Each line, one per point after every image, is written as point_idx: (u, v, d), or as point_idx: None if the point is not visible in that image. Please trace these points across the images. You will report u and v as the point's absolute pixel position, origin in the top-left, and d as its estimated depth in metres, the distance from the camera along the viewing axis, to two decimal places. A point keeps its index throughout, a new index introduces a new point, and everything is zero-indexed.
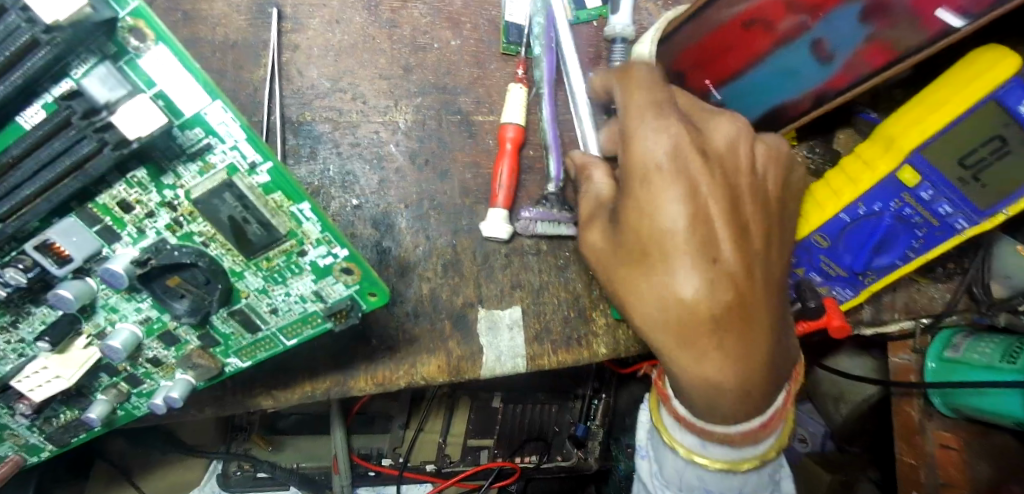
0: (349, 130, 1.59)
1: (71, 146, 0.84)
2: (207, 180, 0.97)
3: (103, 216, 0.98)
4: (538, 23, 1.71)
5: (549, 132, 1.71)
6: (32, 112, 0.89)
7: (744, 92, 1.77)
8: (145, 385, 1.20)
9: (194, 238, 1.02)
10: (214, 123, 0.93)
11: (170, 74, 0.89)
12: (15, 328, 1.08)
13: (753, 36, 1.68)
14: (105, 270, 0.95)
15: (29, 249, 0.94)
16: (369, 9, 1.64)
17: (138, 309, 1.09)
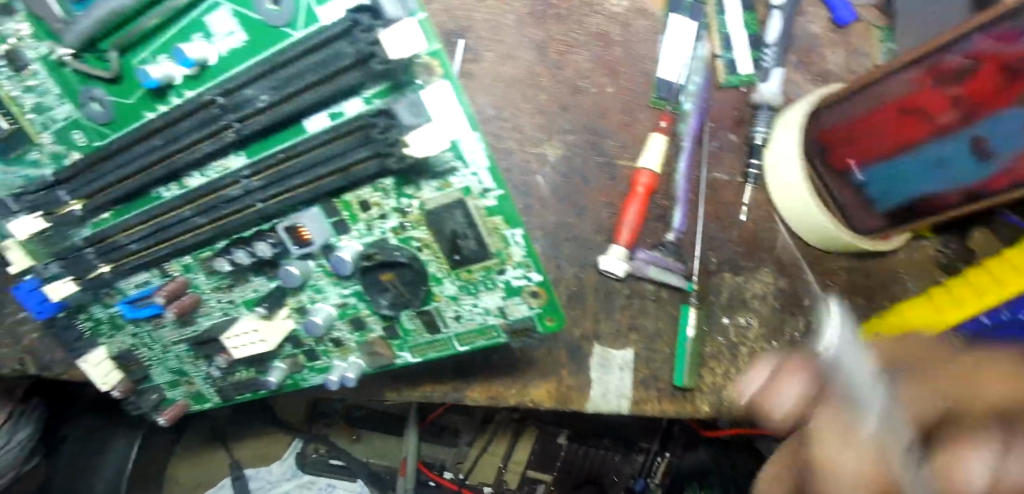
0: (503, 156, 1.72)
1: (347, 152, 1.03)
2: (442, 196, 1.07)
3: (343, 210, 1.14)
4: (691, 83, 1.79)
5: (681, 186, 1.79)
6: (318, 118, 1.08)
7: (885, 177, 1.69)
8: (320, 360, 1.37)
9: (412, 242, 1.15)
10: (465, 147, 1.03)
11: (449, 105, 1.00)
12: (231, 291, 1.30)
13: (908, 123, 1.57)
14: (336, 258, 1.14)
15: (281, 227, 1.15)
16: (539, 49, 1.75)
17: (339, 294, 1.26)
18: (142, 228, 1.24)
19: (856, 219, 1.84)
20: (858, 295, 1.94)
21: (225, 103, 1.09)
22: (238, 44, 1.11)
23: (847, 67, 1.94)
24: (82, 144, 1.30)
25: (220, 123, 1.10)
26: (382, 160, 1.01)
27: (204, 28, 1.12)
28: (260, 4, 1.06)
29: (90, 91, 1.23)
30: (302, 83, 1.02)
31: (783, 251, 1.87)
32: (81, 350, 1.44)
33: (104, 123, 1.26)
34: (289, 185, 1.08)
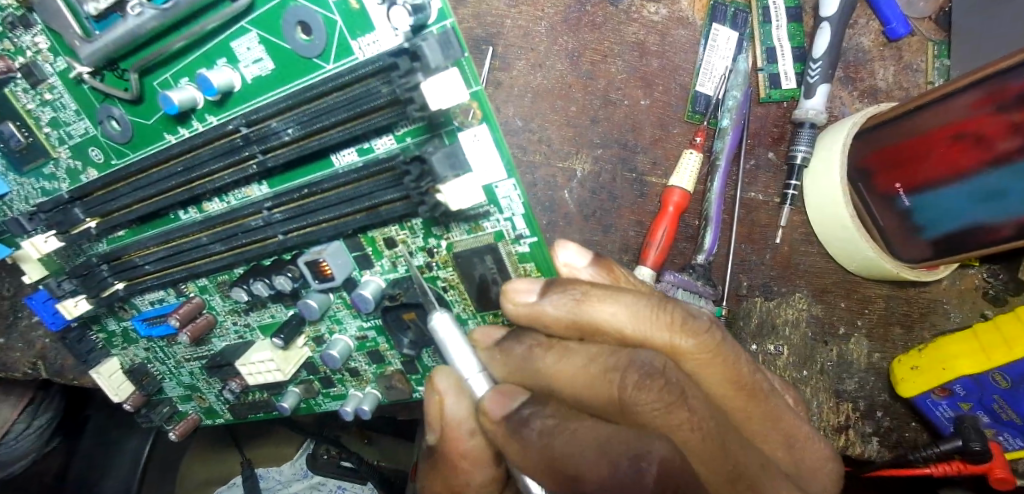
0: (528, 169, 1.67)
1: (376, 192, 1.04)
2: (473, 240, 1.14)
3: (367, 245, 1.20)
4: (732, 97, 1.67)
5: (714, 206, 1.66)
6: (346, 153, 1.12)
7: (936, 203, 1.58)
8: (335, 388, 1.48)
9: (438, 281, 1.22)
10: (500, 194, 1.08)
11: (486, 153, 1.05)
12: (247, 316, 1.37)
13: (957, 150, 1.48)
14: (358, 295, 1.17)
15: (303, 263, 1.16)
16: (572, 58, 1.67)
17: (359, 328, 1.32)
18: (161, 249, 1.27)
19: (896, 246, 1.74)
20: (895, 325, 1.85)
21: (250, 133, 1.09)
22: (264, 73, 1.12)
23: (894, 86, 1.86)
24: (98, 161, 1.32)
25: (244, 154, 1.11)
26: (415, 204, 1.01)
27: (228, 53, 1.12)
28: (291, 34, 1.05)
29: (108, 109, 1.22)
30: (333, 119, 1.01)
31: (816, 276, 1.81)
32: (95, 361, 1.49)
33: (122, 143, 1.26)
34: (313, 220, 1.11)
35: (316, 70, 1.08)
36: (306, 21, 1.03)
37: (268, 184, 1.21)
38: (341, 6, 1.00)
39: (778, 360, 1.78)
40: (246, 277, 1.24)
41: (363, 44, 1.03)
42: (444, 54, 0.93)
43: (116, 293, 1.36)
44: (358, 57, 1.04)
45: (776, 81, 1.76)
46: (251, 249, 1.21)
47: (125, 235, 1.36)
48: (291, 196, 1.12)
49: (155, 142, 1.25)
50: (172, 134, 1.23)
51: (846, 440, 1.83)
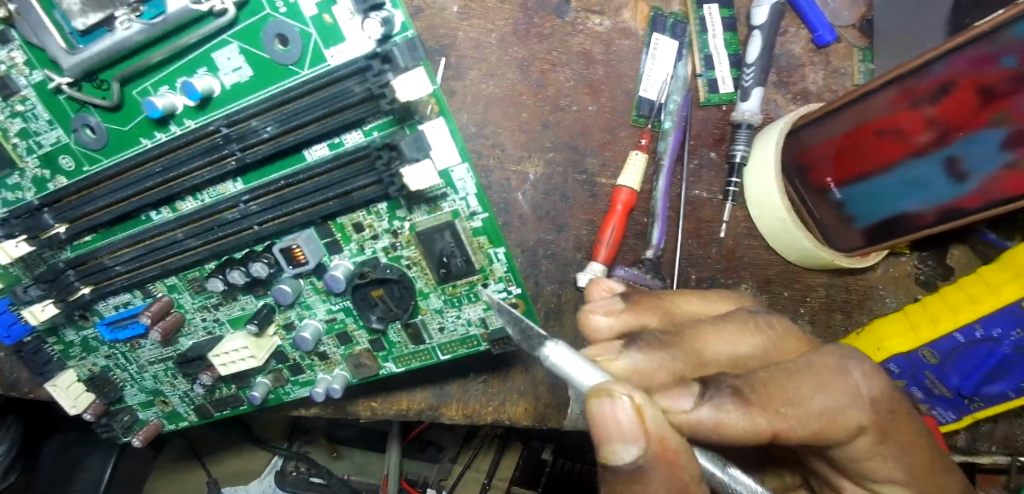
0: (483, 173, 1.75)
1: (349, 179, 1.10)
2: (433, 218, 1.18)
3: (336, 232, 1.22)
4: (672, 102, 1.79)
5: (660, 202, 1.77)
6: (318, 148, 1.15)
7: (866, 195, 1.70)
8: (304, 374, 1.44)
9: (402, 260, 1.25)
10: (456, 177, 1.16)
11: (443, 141, 1.12)
12: (216, 310, 1.35)
13: (889, 144, 1.59)
14: (329, 275, 1.20)
15: (276, 249, 1.18)
16: (522, 68, 1.76)
17: (328, 309, 1.32)
18: (132, 249, 1.24)
19: (833, 235, 1.86)
20: (835, 311, 1.96)
21: (229, 133, 1.10)
22: (243, 80, 1.13)
23: (824, 91, 2.00)
24: (68, 168, 1.26)
25: (222, 152, 1.11)
26: (385, 187, 1.09)
27: (209, 62, 1.11)
28: (270, 45, 1.08)
29: (83, 117, 1.18)
30: (308, 117, 1.06)
31: (759, 268, 1.91)
32: (52, 373, 1.45)
33: (96, 149, 1.21)
34: (290, 209, 1.13)
35: (293, 76, 1.11)
36: (285, 33, 1.07)
37: (243, 181, 1.20)
38: (318, 19, 1.06)
39: None
40: (220, 268, 1.22)
41: (336, 52, 1.07)
42: (411, 56, 1.04)
43: (83, 298, 1.31)
44: (333, 64, 1.08)
45: (714, 86, 1.87)
46: (226, 243, 1.20)
47: (92, 239, 1.30)
48: (267, 187, 1.13)
49: (129, 148, 1.21)
50: (149, 139, 1.19)
51: None
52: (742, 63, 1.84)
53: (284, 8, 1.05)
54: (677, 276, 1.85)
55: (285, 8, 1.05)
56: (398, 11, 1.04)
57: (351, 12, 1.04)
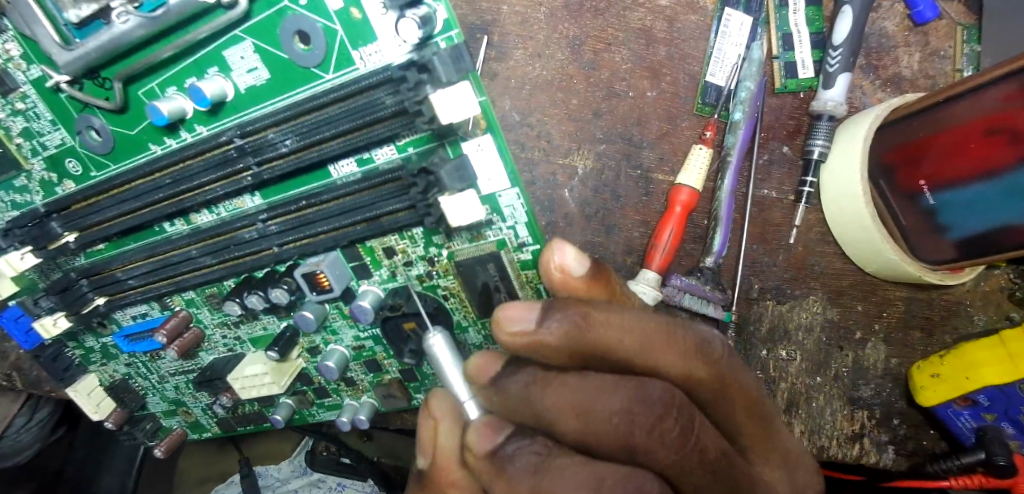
0: (527, 167, 1.57)
1: (379, 203, 0.95)
2: (476, 248, 1.03)
3: (365, 256, 1.08)
4: (744, 89, 1.57)
5: (725, 204, 1.56)
6: (345, 164, 0.99)
7: (961, 205, 1.47)
8: (330, 398, 1.34)
9: (438, 290, 1.11)
10: (504, 204, 0.99)
11: (490, 164, 0.95)
12: (237, 328, 1.22)
13: (995, 147, 1.36)
14: (356, 306, 1.06)
15: (299, 274, 1.04)
16: (573, 47, 1.56)
17: (355, 336, 1.20)
18: (146, 262, 1.11)
19: (919, 246, 1.63)
20: (914, 329, 1.75)
21: (244, 146, 0.96)
22: (259, 83, 0.96)
23: (918, 76, 1.73)
24: (75, 172, 1.11)
25: (237, 167, 0.97)
26: (420, 215, 0.94)
27: (220, 60, 0.95)
28: (288, 43, 0.91)
29: (87, 118, 1.03)
30: (333, 131, 0.90)
31: (832, 278, 1.70)
32: (72, 378, 1.32)
33: (103, 154, 1.06)
34: (312, 231, 1.00)
35: (315, 81, 0.94)
36: (305, 30, 0.89)
37: (262, 196, 1.06)
38: (343, 13, 0.87)
39: (791, 367, 1.71)
40: (238, 289, 1.10)
41: (365, 54, 0.90)
42: (455, 68, 0.86)
43: (97, 310, 1.18)
44: (360, 68, 0.91)
45: (792, 70, 1.64)
46: (245, 262, 1.07)
47: (105, 248, 1.16)
48: (287, 208, 1.00)
49: (139, 152, 1.06)
50: (158, 145, 1.04)
51: (861, 449, 1.76)
52: (828, 43, 1.58)
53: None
54: (738, 286, 1.67)
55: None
56: (441, 7, 0.85)
57: (382, 7, 0.86)
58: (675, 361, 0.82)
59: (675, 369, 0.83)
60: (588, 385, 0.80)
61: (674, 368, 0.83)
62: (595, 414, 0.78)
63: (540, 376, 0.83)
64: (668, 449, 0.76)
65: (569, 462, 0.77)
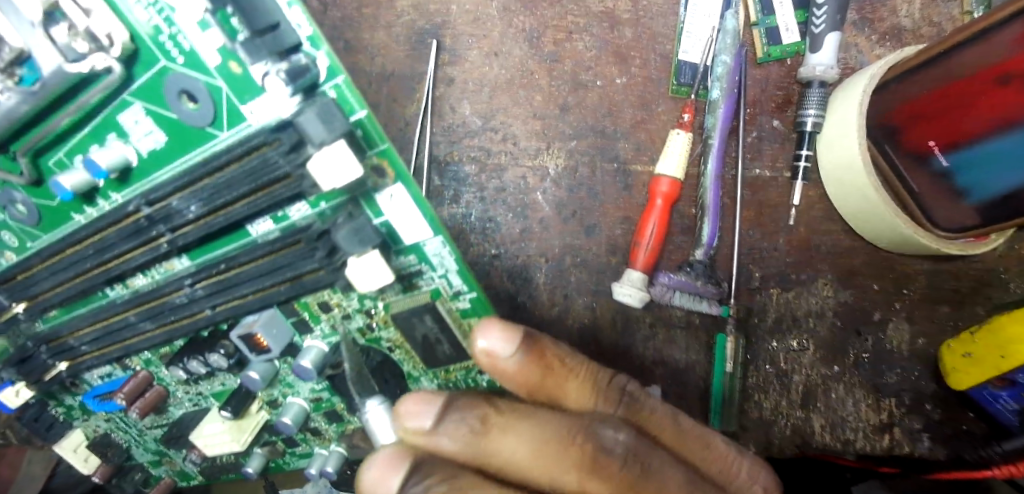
0: (495, 174, 1.47)
1: (296, 263, 0.86)
2: (409, 299, 0.96)
3: (302, 310, 0.99)
4: (721, 64, 1.46)
5: (710, 192, 1.46)
6: (261, 222, 0.91)
7: (983, 163, 1.31)
8: (301, 447, 1.27)
9: (381, 342, 1.03)
10: (430, 252, 0.93)
11: (406, 212, 0.88)
12: (197, 385, 1.16)
13: (1012, 96, 1.19)
14: (298, 365, 0.97)
15: (234, 337, 0.96)
16: (531, 40, 1.47)
17: (312, 388, 1.12)
18: (92, 329, 1.06)
19: (936, 215, 1.47)
20: (940, 304, 1.59)
21: (152, 213, 0.87)
22: (158, 146, 0.89)
23: (921, 25, 1.57)
24: (14, 243, 1.05)
25: (150, 235, 0.88)
26: (333, 276, 0.86)
27: (116, 126, 0.88)
28: (175, 104, 0.83)
29: (7, 192, 0.95)
30: (233, 194, 0.81)
31: (840, 258, 1.56)
32: (57, 436, 1.31)
33: (32, 225, 0.99)
34: (238, 294, 0.91)
35: (210, 141, 0.86)
36: (189, 89, 0.81)
37: (189, 257, 0.97)
38: (225, 69, 0.79)
39: (803, 357, 1.57)
40: (177, 356, 1.03)
41: (254, 108, 0.82)
42: (326, 127, 0.74)
43: (59, 376, 1.15)
44: (253, 124, 0.83)
45: (775, 36, 1.51)
46: (182, 327, 0.99)
47: (57, 313, 1.12)
48: (209, 271, 0.91)
49: (69, 222, 0.99)
50: (80, 213, 0.97)
51: (893, 439, 1.59)
52: (811, 3, 1.47)
53: (182, 58, 0.79)
54: (737, 277, 1.53)
55: (182, 58, 0.79)
56: (321, 54, 0.79)
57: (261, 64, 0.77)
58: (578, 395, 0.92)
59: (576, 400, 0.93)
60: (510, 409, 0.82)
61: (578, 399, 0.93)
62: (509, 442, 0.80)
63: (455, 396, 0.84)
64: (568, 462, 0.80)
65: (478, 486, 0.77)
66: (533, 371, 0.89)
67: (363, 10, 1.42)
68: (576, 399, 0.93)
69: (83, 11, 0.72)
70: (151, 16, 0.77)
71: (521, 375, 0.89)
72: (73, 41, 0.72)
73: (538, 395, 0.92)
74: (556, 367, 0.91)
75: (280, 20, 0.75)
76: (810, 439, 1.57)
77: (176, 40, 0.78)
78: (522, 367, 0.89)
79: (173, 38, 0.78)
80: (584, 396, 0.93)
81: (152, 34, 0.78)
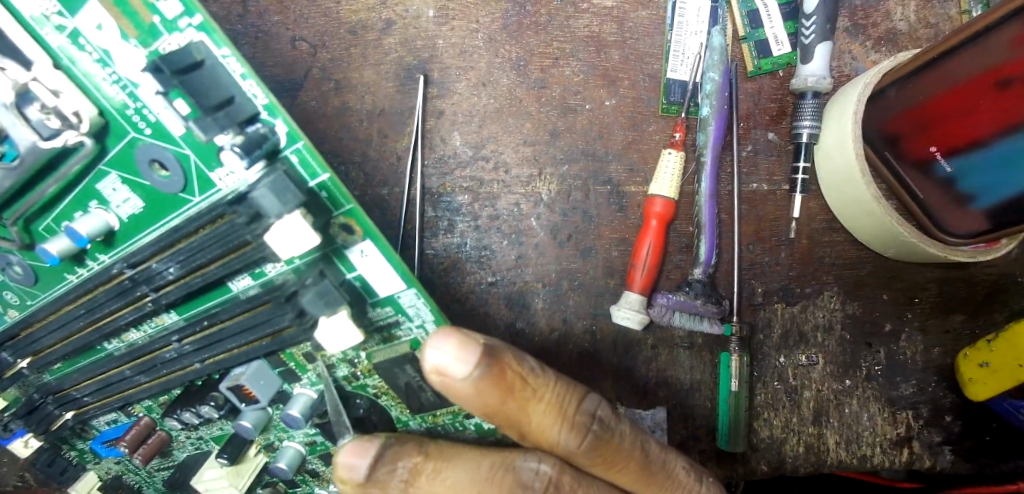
0: (488, 202, 1.48)
1: (273, 318, 0.94)
2: (390, 349, 1.06)
3: (288, 360, 1.07)
4: (709, 80, 1.44)
5: (705, 210, 1.45)
6: (241, 279, 1.02)
7: (988, 168, 1.26)
8: (301, 486, 1.31)
9: (367, 389, 1.12)
10: (405, 303, 1.04)
11: (378, 268, 1.00)
12: (197, 429, 1.21)
13: (1016, 99, 1.14)
14: (286, 415, 1.04)
15: (223, 388, 1.05)
16: (518, 68, 1.48)
17: (306, 433, 1.17)
18: (93, 381, 1.14)
19: (945, 221, 1.42)
20: (955, 311, 1.54)
21: (134, 275, 0.96)
22: (137, 211, 0.98)
23: (917, 28, 1.54)
24: (15, 301, 1.13)
25: (135, 295, 0.97)
26: (305, 329, 0.94)
27: (97, 194, 0.98)
28: (148, 173, 0.93)
29: (4, 255, 1.05)
30: (206, 257, 0.91)
31: (846, 269, 1.53)
32: (70, 479, 1.35)
33: (29, 285, 1.08)
34: (222, 348, 1.00)
35: (185, 204, 0.96)
36: (159, 159, 0.92)
37: (178, 311, 1.07)
38: (189, 138, 0.90)
39: (812, 372, 1.53)
40: (173, 405, 1.11)
41: (222, 175, 0.92)
42: (280, 200, 0.84)
43: (66, 424, 1.20)
44: (222, 188, 0.94)
45: (765, 49, 1.49)
46: (173, 379, 1.08)
47: (62, 365, 1.19)
48: (194, 328, 1.01)
49: (62, 282, 1.08)
50: (73, 273, 1.06)
51: (912, 454, 1.54)
52: (800, 14, 1.45)
53: (149, 129, 0.91)
54: (739, 293, 1.51)
55: (149, 129, 0.91)
56: (279, 123, 0.90)
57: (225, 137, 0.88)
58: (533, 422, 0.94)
59: (535, 426, 0.95)
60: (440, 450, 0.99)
61: (535, 423, 0.95)
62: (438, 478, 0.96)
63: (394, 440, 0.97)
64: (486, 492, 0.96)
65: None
66: (487, 394, 0.90)
67: (351, 50, 1.45)
68: (540, 420, 0.94)
69: (51, 92, 0.85)
70: (118, 93, 0.89)
71: (475, 398, 0.90)
72: (45, 119, 0.86)
73: (500, 415, 0.93)
74: (513, 388, 0.92)
75: (235, 94, 0.87)
76: (824, 458, 1.53)
77: (142, 114, 0.90)
78: (482, 385, 0.89)
79: (139, 112, 0.90)
80: (547, 418, 0.94)
81: (119, 109, 0.89)
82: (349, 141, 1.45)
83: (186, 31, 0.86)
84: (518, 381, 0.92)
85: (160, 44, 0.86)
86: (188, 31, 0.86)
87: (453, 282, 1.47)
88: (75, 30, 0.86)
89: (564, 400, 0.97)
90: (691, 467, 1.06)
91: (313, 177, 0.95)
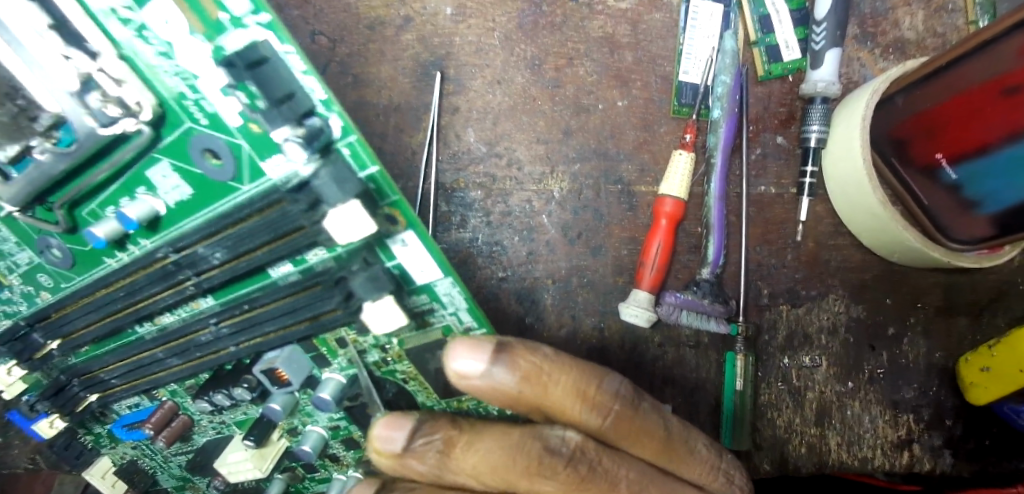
0: (501, 198, 1.50)
1: (314, 303, 0.98)
2: (423, 336, 1.09)
3: (320, 346, 1.10)
4: (722, 83, 1.47)
5: (715, 210, 1.47)
6: (281, 266, 1.03)
7: (989, 176, 1.29)
8: (319, 472, 1.34)
9: (396, 375, 1.14)
10: (441, 291, 1.06)
11: (419, 258, 1.02)
12: (220, 414, 1.23)
13: (1017, 108, 1.18)
14: (318, 397, 1.07)
15: (257, 371, 1.08)
16: (533, 68, 1.50)
17: (330, 416, 1.19)
18: (121, 364, 1.17)
19: (949, 226, 1.46)
20: (958, 316, 1.57)
21: (179, 259, 1.00)
22: (185, 198, 1.01)
23: (924, 37, 1.56)
24: (49, 284, 1.15)
25: (177, 279, 1.01)
26: (347, 314, 0.97)
27: (145, 181, 1.00)
28: (200, 161, 0.95)
29: (44, 238, 1.07)
30: (255, 243, 0.94)
31: (851, 272, 1.55)
32: (85, 463, 1.37)
33: (66, 268, 1.11)
34: (260, 331, 1.04)
35: (233, 193, 0.98)
36: (213, 148, 0.94)
37: (214, 296, 1.09)
38: (245, 130, 0.91)
39: (816, 374, 1.55)
40: (204, 387, 1.13)
41: (272, 163, 0.93)
42: (340, 188, 0.86)
43: (90, 406, 1.25)
44: (272, 177, 0.95)
45: (776, 54, 1.52)
46: (208, 361, 1.11)
47: (90, 348, 1.21)
48: (232, 312, 1.04)
49: (98, 266, 1.10)
50: (111, 258, 1.09)
51: (913, 456, 1.56)
52: (811, 20, 1.48)
53: (206, 120, 0.91)
54: (745, 293, 1.53)
55: (206, 120, 0.91)
56: (334, 116, 0.91)
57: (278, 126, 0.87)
58: (553, 405, 0.95)
59: (555, 407, 0.96)
60: (471, 424, 0.99)
61: (556, 406, 0.96)
62: (472, 453, 0.96)
63: (426, 415, 0.98)
64: (518, 465, 0.95)
65: (451, 475, 0.98)
66: (504, 389, 0.93)
67: (369, 46, 1.47)
68: (561, 404, 0.95)
69: (115, 82, 0.85)
70: (178, 84, 0.89)
71: (493, 391, 0.93)
72: (105, 107, 0.86)
73: (521, 403, 0.95)
74: (529, 381, 0.93)
75: (295, 90, 0.86)
76: (826, 458, 1.55)
77: (201, 105, 0.90)
78: (501, 381, 0.92)
79: (197, 103, 0.90)
80: (568, 400, 0.95)
81: (178, 100, 0.90)
82: (365, 135, 1.47)
83: (251, 28, 0.85)
84: (535, 370, 0.94)
85: (224, 40, 0.85)
86: (252, 28, 0.85)
87: (465, 276, 1.49)
88: (141, 23, 0.84)
89: (584, 382, 0.97)
90: (708, 442, 1.10)
91: (363, 169, 0.95)
